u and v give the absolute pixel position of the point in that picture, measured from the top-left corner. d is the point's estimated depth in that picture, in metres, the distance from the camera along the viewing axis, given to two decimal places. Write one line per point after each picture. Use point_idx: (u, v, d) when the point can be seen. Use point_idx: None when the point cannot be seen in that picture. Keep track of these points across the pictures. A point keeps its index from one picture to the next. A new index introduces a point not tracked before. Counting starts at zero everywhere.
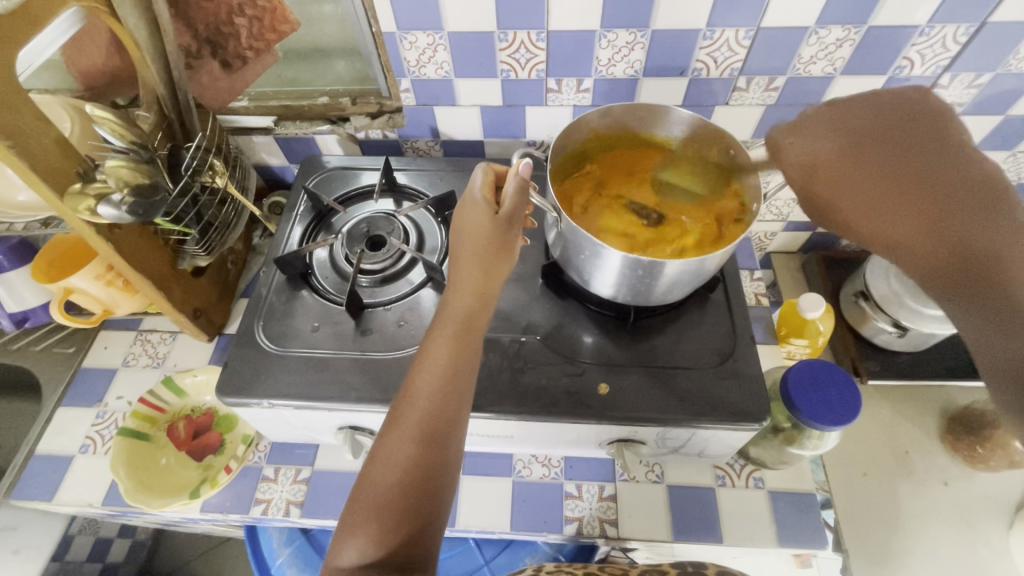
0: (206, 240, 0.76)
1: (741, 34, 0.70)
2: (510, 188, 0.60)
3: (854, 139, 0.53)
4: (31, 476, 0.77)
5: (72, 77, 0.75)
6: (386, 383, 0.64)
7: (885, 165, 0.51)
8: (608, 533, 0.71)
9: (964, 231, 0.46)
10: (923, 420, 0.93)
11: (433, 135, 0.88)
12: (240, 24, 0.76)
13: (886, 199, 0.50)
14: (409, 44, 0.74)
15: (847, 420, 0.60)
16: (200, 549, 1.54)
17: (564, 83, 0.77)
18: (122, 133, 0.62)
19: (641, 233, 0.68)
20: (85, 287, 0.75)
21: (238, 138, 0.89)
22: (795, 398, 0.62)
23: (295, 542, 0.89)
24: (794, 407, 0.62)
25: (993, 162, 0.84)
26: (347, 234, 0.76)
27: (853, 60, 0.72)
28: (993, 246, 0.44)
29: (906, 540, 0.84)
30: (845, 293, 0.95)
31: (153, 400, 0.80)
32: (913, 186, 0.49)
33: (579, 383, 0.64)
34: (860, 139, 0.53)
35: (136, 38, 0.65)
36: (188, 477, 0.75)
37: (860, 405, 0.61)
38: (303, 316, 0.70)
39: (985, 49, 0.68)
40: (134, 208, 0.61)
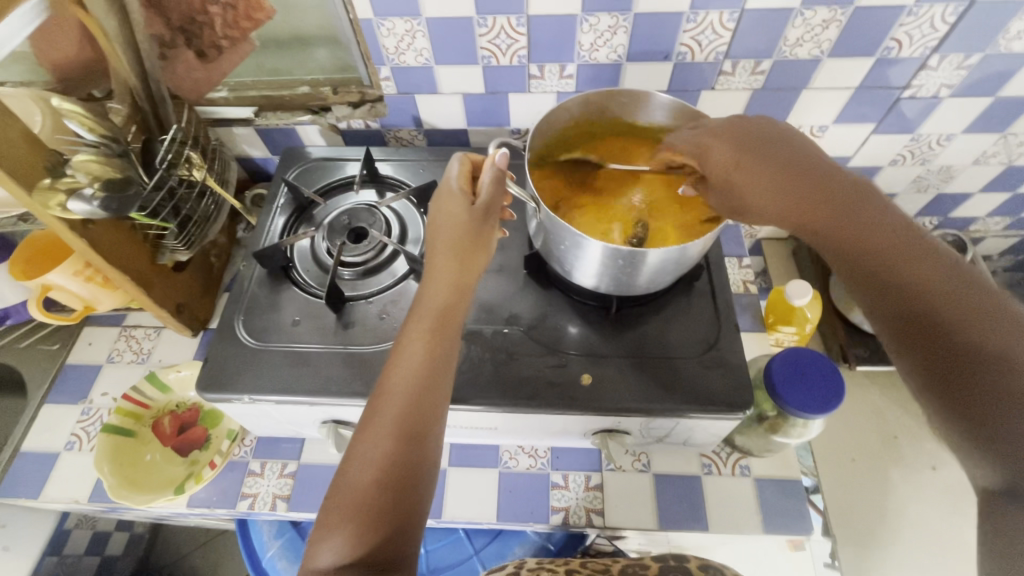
0: (185, 234, 0.75)
1: (725, 17, 0.68)
2: (486, 178, 0.60)
3: (733, 139, 0.58)
4: (17, 473, 0.77)
5: (45, 69, 0.74)
6: (368, 376, 0.64)
7: (765, 161, 0.55)
8: (595, 522, 0.71)
9: (839, 221, 0.50)
10: (912, 405, 0.93)
11: (416, 124, 0.87)
12: (215, 12, 0.74)
13: (773, 190, 0.54)
14: (387, 30, 0.72)
15: (809, 408, 0.60)
16: (198, 541, 1.55)
17: (547, 69, 0.76)
18: (91, 126, 0.63)
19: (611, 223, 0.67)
20: (63, 284, 0.75)
21: (218, 130, 0.87)
22: (778, 365, 0.63)
23: (286, 535, 0.89)
24: (772, 371, 0.63)
25: (984, 145, 0.83)
26: (328, 226, 0.75)
27: (839, 42, 0.70)
28: (874, 233, 0.48)
29: (893, 525, 0.85)
30: (835, 279, 0.95)
31: (137, 396, 0.79)
32: (796, 182, 0.53)
33: (562, 374, 0.63)
34: (743, 139, 0.57)
35: (104, 28, 0.64)
36: (173, 473, 0.75)
37: (843, 389, 0.61)
38: (284, 310, 0.70)
39: (974, 29, 0.67)
40: (106, 203, 0.60)
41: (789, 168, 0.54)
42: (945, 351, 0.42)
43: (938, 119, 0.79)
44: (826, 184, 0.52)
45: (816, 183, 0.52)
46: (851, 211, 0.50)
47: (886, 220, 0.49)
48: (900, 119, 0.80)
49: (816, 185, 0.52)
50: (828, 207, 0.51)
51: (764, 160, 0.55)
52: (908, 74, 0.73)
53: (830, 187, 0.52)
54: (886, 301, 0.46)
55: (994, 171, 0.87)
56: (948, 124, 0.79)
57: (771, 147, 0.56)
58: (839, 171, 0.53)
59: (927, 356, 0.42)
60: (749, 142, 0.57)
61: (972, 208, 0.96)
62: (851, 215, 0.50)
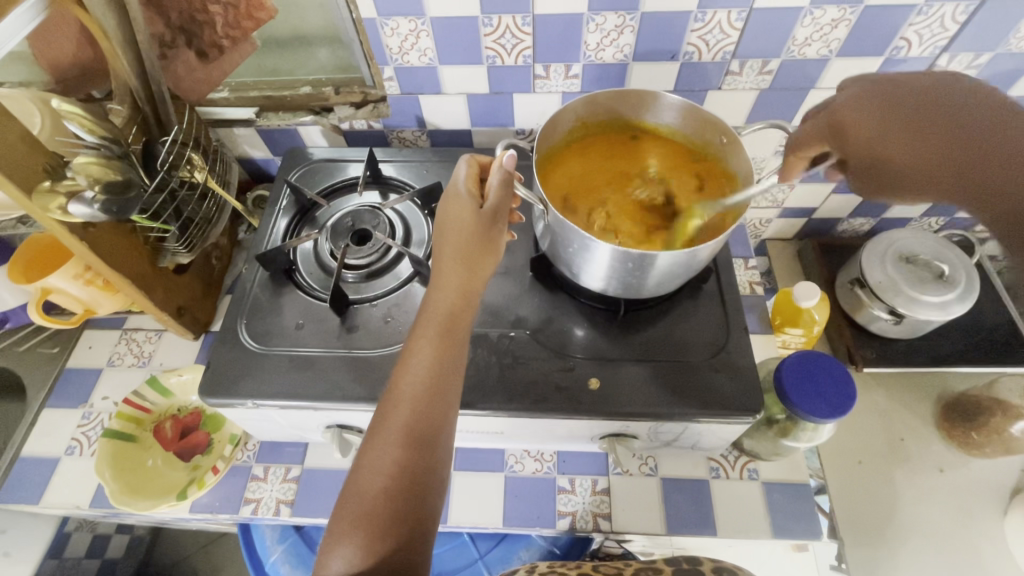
0: (186, 237, 0.74)
1: (733, 16, 0.67)
2: (493, 182, 0.59)
3: (875, 106, 0.58)
4: (16, 479, 0.76)
5: (42, 69, 0.73)
6: (372, 380, 0.63)
7: (922, 126, 0.55)
8: (602, 527, 0.70)
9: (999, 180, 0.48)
10: (919, 407, 0.92)
11: (419, 124, 0.86)
12: (215, 11, 0.73)
13: (911, 146, 0.55)
14: (391, 30, 0.71)
15: (796, 403, 0.60)
16: (199, 543, 1.54)
17: (552, 69, 0.75)
18: (91, 128, 0.60)
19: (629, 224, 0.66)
20: (63, 286, 0.74)
21: (218, 131, 0.87)
22: (792, 358, 0.63)
23: (289, 540, 0.88)
24: (785, 361, 0.63)
25: None
26: (331, 228, 0.74)
27: (848, 41, 0.69)
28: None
29: (900, 528, 0.84)
30: (841, 281, 0.94)
31: (137, 400, 0.79)
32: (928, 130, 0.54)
33: (569, 378, 0.63)
34: (885, 106, 0.58)
35: (105, 27, 0.62)
36: (175, 478, 0.74)
37: (854, 396, 0.60)
38: (288, 313, 0.69)
39: (985, 27, 0.66)
40: (107, 207, 0.60)
41: (938, 134, 0.53)
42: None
43: None
44: (990, 140, 0.50)
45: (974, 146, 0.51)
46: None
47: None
48: None
49: (968, 144, 0.51)
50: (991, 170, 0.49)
51: (914, 123, 0.55)
52: None
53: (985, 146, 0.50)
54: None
55: None
56: None
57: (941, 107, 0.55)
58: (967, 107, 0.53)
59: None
60: (884, 101, 0.58)
61: None
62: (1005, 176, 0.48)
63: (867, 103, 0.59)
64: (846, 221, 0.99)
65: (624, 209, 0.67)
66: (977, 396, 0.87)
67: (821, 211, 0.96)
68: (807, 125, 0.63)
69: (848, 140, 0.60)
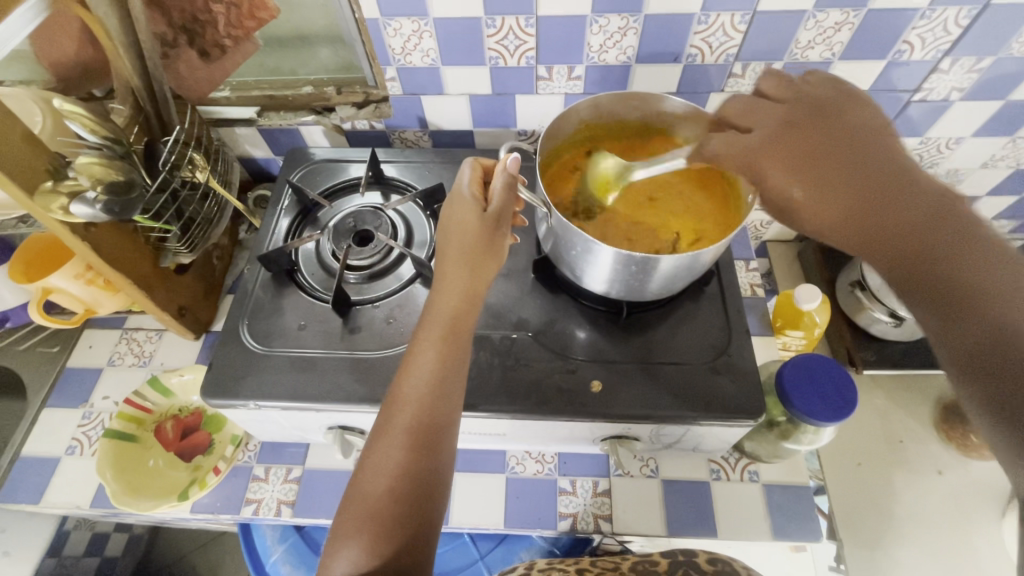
0: (188, 237, 0.74)
1: (736, 19, 0.67)
2: (497, 184, 0.59)
3: (788, 143, 0.52)
4: (17, 478, 0.76)
5: (43, 67, 0.73)
6: (375, 382, 0.63)
7: (820, 162, 0.49)
8: (603, 528, 0.71)
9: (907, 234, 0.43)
10: (918, 410, 0.93)
11: (421, 125, 0.86)
12: (217, 11, 0.73)
13: (818, 179, 0.49)
14: (394, 30, 0.71)
15: (794, 403, 0.60)
16: (197, 542, 1.54)
17: (555, 70, 0.75)
18: (93, 128, 0.60)
19: (615, 227, 0.66)
20: (64, 286, 0.73)
21: (220, 130, 0.86)
22: (795, 360, 0.64)
23: (289, 540, 0.88)
24: (786, 362, 0.64)
25: (993, 149, 0.82)
26: (333, 229, 0.74)
27: (850, 45, 0.69)
28: (942, 243, 0.41)
29: (898, 530, 0.84)
30: (842, 283, 0.94)
31: (138, 400, 0.78)
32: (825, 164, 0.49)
33: (571, 380, 0.63)
34: (797, 137, 0.52)
35: (106, 26, 0.62)
36: (176, 478, 0.74)
37: (854, 403, 0.60)
38: (291, 314, 0.69)
39: (986, 32, 0.66)
40: (109, 207, 0.59)
41: (838, 169, 0.48)
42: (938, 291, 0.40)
43: (947, 122, 0.78)
44: (891, 185, 0.45)
45: (878, 192, 0.45)
46: (936, 228, 0.42)
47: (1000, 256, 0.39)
48: (909, 122, 0.79)
49: (877, 193, 0.45)
50: (897, 225, 0.43)
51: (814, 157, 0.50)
52: (918, 77, 0.73)
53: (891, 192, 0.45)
54: (944, 312, 0.39)
55: (1002, 174, 0.87)
56: (958, 126, 0.79)
57: (844, 141, 0.49)
58: (870, 145, 0.48)
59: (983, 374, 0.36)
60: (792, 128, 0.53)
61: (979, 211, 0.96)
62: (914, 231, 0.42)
63: (779, 137, 0.53)
64: None
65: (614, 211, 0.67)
66: None
67: None
68: (717, 146, 0.58)
69: (759, 176, 0.54)
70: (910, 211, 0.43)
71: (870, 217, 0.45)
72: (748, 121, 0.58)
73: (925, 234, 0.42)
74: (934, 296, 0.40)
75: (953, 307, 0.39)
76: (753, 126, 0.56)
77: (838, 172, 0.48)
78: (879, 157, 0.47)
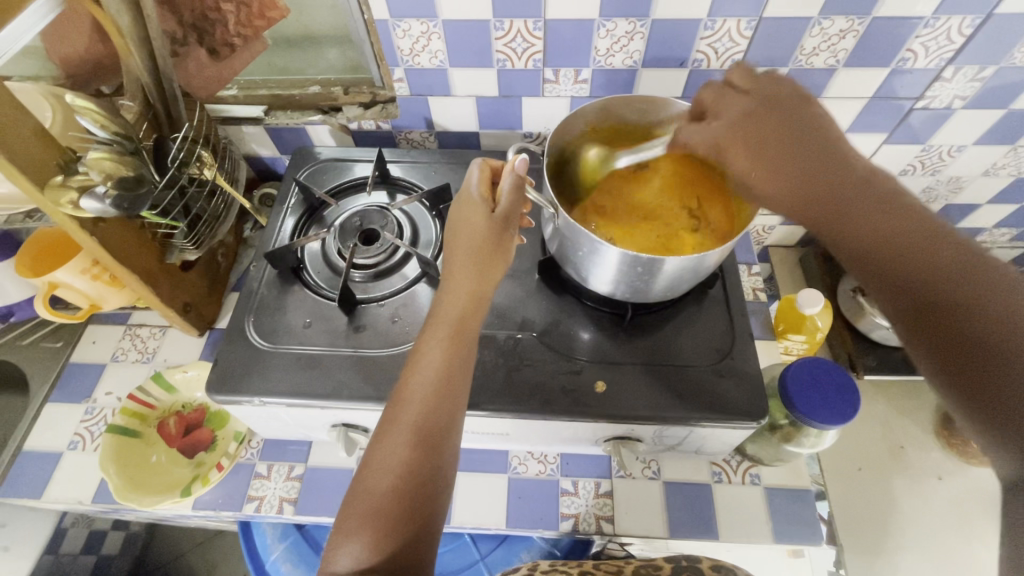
0: (194, 234, 0.75)
1: (743, 25, 0.68)
2: (506, 185, 0.59)
3: (744, 131, 0.54)
4: (19, 473, 0.76)
5: (52, 64, 0.73)
6: (380, 380, 0.63)
7: (766, 150, 0.52)
8: (604, 529, 0.71)
9: (847, 205, 0.45)
10: (919, 416, 0.93)
11: (428, 126, 0.86)
12: (227, 10, 0.73)
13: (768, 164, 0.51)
14: (403, 32, 0.72)
15: (795, 404, 0.61)
16: (195, 541, 1.53)
17: (562, 73, 0.76)
18: (104, 123, 0.61)
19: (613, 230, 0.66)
20: (70, 281, 0.74)
21: (227, 129, 0.87)
22: (801, 365, 0.64)
23: (290, 538, 0.88)
24: (792, 366, 0.64)
25: (994, 157, 0.83)
26: (339, 228, 0.74)
27: (855, 52, 0.70)
28: (876, 212, 0.43)
29: (897, 535, 0.85)
30: (844, 288, 0.95)
31: (142, 396, 0.78)
32: (775, 147, 0.51)
33: (575, 381, 0.63)
34: (751, 126, 0.54)
35: (119, 25, 0.63)
36: (179, 475, 0.74)
37: (853, 414, 0.60)
38: (296, 311, 0.69)
39: (988, 41, 0.67)
40: (119, 202, 0.59)
41: (785, 152, 0.50)
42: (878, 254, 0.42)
43: (949, 130, 0.79)
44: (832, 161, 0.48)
45: (822, 173, 0.47)
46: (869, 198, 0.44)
47: (941, 228, 0.41)
48: (911, 129, 0.80)
49: (820, 170, 0.47)
50: (841, 207, 0.45)
51: (763, 145, 0.52)
52: (921, 85, 0.74)
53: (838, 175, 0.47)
54: (885, 278, 0.41)
55: (1003, 182, 0.87)
56: (959, 134, 0.80)
57: (798, 125, 0.51)
58: (813, 124, 0.51)
59: (929, 331, 0.38)
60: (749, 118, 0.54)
61: (980, 218, 0.97)
62: (857, 204, 0.44)
63: (742, 121, 0.55)
64: None
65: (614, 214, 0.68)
66: None
67: None
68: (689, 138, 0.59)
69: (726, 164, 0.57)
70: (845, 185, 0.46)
71: (821, 196, 0.46)
72: (716, 104, 0.59)
73: (868, 214, 0.43)
74: (876, 263, 0.42)
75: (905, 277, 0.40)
76: (720, 115, 0.58)
77: (792, 157, 0.49)
78: (819, 140, 0.49)
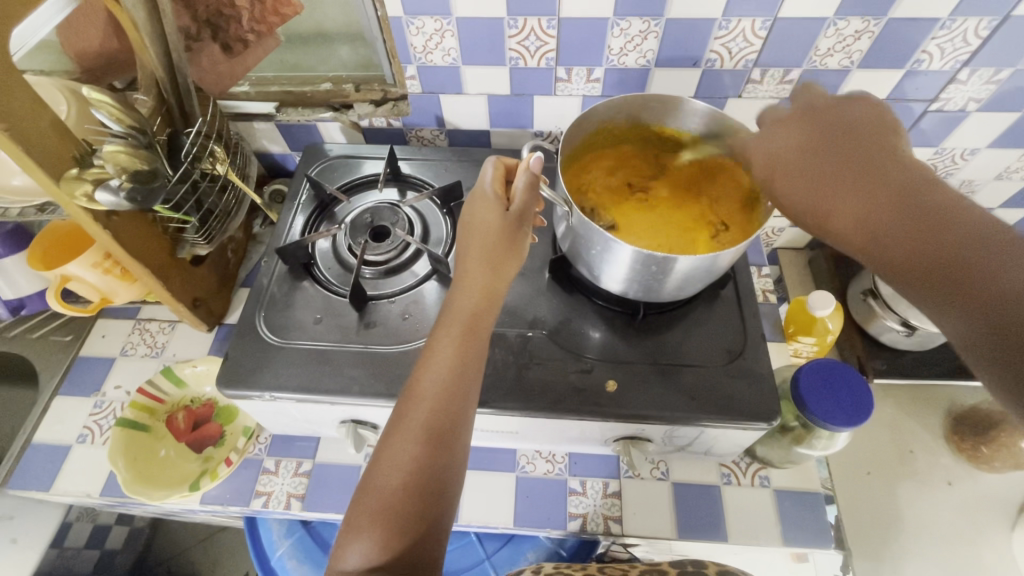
0: (206, 228, 0.75)
1: (757, 25, 0.68)
2: (520, 184, 0.59)
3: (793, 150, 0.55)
4: (28, 466, 0.76)
5: (67, 57, 0.73)
6: (390, 376, 0.63)
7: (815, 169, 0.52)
8: (612, 529, 0.70)
9: (907, 222, 0.44)
10: (928, 420, 0.93)
11: (439, 124, 0.86)
12: (241, 6, 0.74)
13: (815, 182, 0.51)
14: (416, 29, 0.72)
15: (804, 399, 0.61)
16: (199, 537, 1.54)
17: (574, 72, 0.76)
18: (119, 117, 0.59)
19: (627, 229, 0.66)
20: (82, 274, 0.74)
21: (239, 124, 0.87)
22: (821, 365, 0.63)
23: (295, 534, 0.88)
24: (812, 364, 0.64)
25: (1008, 161, 0.82)
26: (350, 224, 0.74)
27: (870, 53, 0.70)
28: (935, 229, 0.42)
29: (907, 540, 0.84)
30: (853, 293, 0.94)
31: (151, 390, 0.78)
32: (826, 164, 0.51)
33: (586, 380, 0.63)
34: (801, 146, 0.54)
35: (133, 18, 0.63)
36: (187, 469, 0.74)
37: (860, 421, 0.59)
38: (306, 307, 0.69)
39: (1005, 44, 0.66)
40: (132, 195, 0.59)
41: (837, 170, 0.50)
42: (938, 273, 0.41)
43: (963, 132, 0.79)
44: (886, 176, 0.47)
45: (876, 189, 0.47)
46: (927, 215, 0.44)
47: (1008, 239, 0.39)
48: (925, 132, 0.80)
49: (873, 186, 0.47)
50: (898, 225, 0.44)
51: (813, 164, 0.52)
52: (936, 87, 0.73)
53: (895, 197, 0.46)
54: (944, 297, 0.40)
55: (1017, 186, 0.87)
56: (974, 137, 0.79)
57: (850, 145, 0.51)
58: (865, 142, 0.51)
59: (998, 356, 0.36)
60: (802, 137, 0.55)
61: None
62: (914, 221, 0.44)
63: (788, 144, 0.55)
64: None
65: (629, 210, 0.68)
66: (987, 410, 0.87)
67: None
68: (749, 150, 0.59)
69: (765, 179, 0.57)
70: (901, 201, 0.45)
71: (878, 217, 0.46)
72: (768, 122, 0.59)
73: (924, 233, 0.43)
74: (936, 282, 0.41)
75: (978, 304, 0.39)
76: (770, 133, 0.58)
77: (842, 176, 0.50)
78: (872, 157, 0.49)
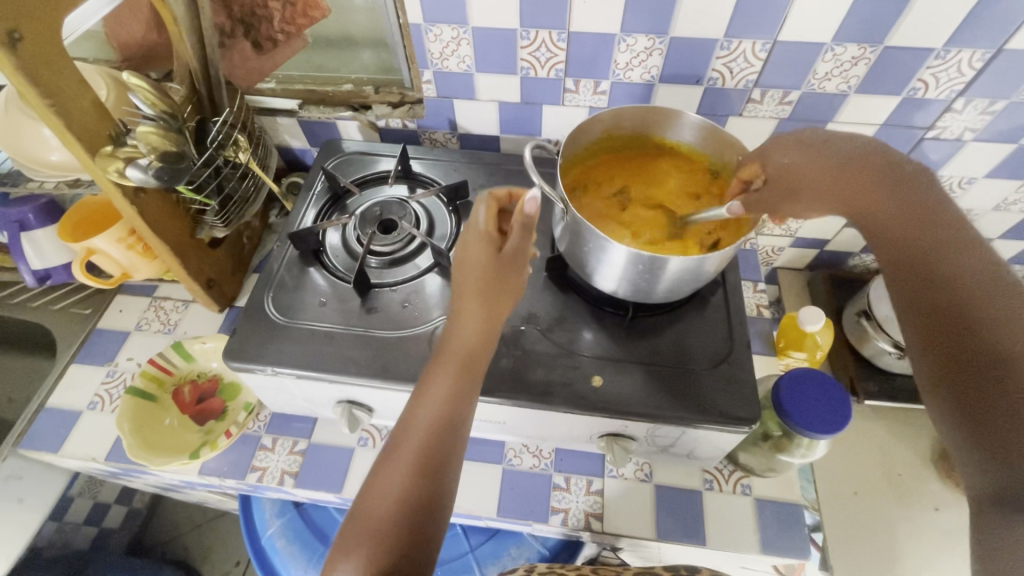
0: (224, 212, 0.79)
1: (758, 47, 0.71)
2: (515, 229, 0.59)
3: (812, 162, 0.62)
4: (40, 427, 0.80)
5: (111, 48, 0.80)
6: (387, 359, 0.66)
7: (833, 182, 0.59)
8: (593, 527, 0.72)
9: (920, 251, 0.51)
10: (918, 445, 0.93)
11: (451, 127, 0.90)
12: (274, 8, 0.80)
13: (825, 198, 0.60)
14: (434, 36, 0.76)
15: (787, 412, 0.62)
16: (195, 522, 1.57)
17: (582, 84, 0.79)
18: (154, 102, 0.65)
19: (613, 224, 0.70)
20: (107, 249, 0.79)
21: (263, 118, 0.92)
22: (795, 375, 0.65)
23: (287, 515, 0.91)
24: (787, 377, 0.65)
25: (1006, 191, 0.83)
26: (360, 215, 0.78)
27: (868, 79, 0.73)
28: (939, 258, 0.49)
29: (890, 562, 0.84)
30: (849, 313, 0.95)
31: (161, 361, 0.82)
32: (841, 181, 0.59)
33: (573, 374, 0.65)
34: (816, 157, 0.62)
35: (174, 13, 0.68)
36: (189, 440, 0.78)
37: (842, 427, 0.61)
38: (313, 291, 0.73)
39: (998, 77, 0.69)
40: (160, 173, 0.63)
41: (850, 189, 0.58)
42: (938, 297, 0.47)
43: (961, 160, 0.80)
44: (909, 209, 0.53)
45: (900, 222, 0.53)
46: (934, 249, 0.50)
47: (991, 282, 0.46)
48: (924, 159, 0.82)
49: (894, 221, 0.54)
50: (920, 254, 0.51)
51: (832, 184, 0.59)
52: (933, 115, 0.75)
53: (907, 233, 0.53)
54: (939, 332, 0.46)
55: (1014, 218, 0.88)
56: (970, 167, 0.81)
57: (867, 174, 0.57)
58: (890, 164, 0.57)
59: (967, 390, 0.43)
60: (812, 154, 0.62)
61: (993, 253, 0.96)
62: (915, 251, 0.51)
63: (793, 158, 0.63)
64: (857, 255, 1.01)
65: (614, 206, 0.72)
66: None
67: (833, 243, 0.99)
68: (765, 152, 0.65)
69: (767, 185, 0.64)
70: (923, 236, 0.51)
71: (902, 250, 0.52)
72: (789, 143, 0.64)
73: (940, 261, 0.49)
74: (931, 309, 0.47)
75: (952, 324, 0.46)
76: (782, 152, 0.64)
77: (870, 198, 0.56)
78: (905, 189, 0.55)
